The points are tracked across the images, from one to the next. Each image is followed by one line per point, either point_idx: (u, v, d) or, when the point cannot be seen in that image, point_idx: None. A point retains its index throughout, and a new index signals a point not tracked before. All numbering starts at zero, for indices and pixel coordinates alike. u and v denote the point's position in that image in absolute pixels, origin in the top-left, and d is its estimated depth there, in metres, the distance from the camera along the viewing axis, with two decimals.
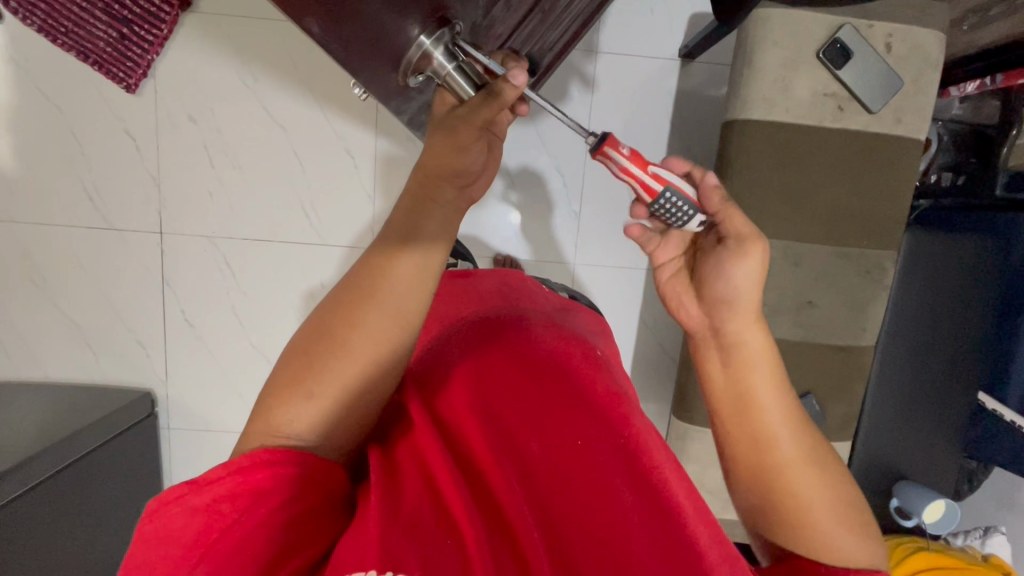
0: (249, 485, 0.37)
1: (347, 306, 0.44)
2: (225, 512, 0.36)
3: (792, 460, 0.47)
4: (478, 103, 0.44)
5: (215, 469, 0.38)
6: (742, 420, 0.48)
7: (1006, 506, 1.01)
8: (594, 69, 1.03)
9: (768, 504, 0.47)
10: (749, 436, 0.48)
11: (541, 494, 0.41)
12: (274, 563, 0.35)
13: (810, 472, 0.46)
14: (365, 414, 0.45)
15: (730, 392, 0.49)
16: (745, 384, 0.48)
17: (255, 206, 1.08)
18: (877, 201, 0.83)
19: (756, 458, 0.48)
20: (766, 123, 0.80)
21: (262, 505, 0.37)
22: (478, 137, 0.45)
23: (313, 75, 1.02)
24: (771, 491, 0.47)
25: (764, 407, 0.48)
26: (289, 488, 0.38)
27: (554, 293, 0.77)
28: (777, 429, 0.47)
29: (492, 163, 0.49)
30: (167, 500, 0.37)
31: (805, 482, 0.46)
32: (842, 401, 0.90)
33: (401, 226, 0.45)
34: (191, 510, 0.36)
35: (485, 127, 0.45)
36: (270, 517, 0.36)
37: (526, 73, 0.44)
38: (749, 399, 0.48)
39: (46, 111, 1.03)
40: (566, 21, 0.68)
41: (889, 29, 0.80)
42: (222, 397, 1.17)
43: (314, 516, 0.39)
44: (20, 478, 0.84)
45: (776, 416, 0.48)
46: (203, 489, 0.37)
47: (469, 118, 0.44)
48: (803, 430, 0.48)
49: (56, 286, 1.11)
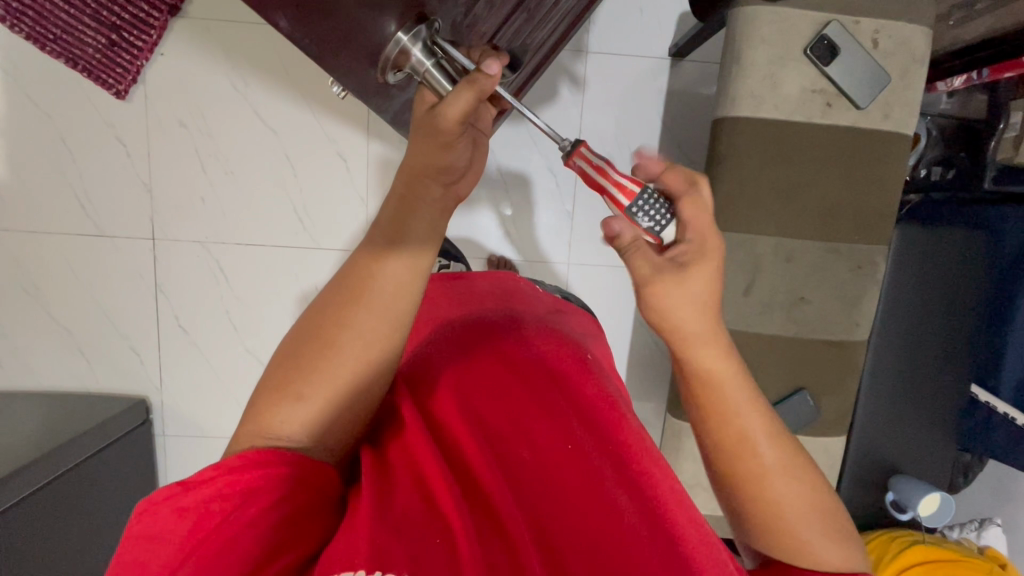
0: (238, 484, 0.37)
1: (337, 308, 0.44)
2: (215, 510, 0.36)
3: (771, 471, 0.46)
4: (461, 96, 0.43)
5: (206, 470, 0.38)
6: (722, 430, 0.47)
7: (1002, 499, 1.01)
8: (583, 69, 1.04)
9: (750, 511, 0.47)
10: (729, 447, 0.47)
11: (530, 495, 0.42)
12: (261, 563, 0.35)
13: (790, 480, 0.46)
14: (355, 415, 0.45)
15: (707, 405, 0.48)
16: (720, 398, 0.47)
17: (247, 211, 1.08)
18: (866, 196, 0.83)
19: (736, 469, 0.47)
20: (754, 120, 0.81)
21: (251, 505, 0.37)
22: (461, 132, 0.45)
23: (304, 78, 1.02)
24: (752, 501, 0.47)
25: (746, 418, 0.47)
26: (278, 489, 0.38)
27: (545, 294, 0.77)
28: (759, 445, 0.47)
29: (477, 161, 0.49)
30: (157, 500, 0.37)
31: (784, 491, 0.46)
32: (836, 396, 0.90)
33: (389, 226, 0.45)
34: (181, 509, 0.36)
35: (467, 122, 0.44)
36: (257, 518, 0.37)
37: (500, 63, 0.45)
38: (727, 419, 0.47)
39: (35, 119, 1.03)
40: (552, 20, 0.68)
41: (875, 25, 0.80)
42: (217, 402, 1.16)
43: (304, 517, 0.39)
44: (16, 487, 0.84)
45: (751, 426, 0.47)
46: (193, 489, 0.37)
47: (449, 114, 0.43)
48: (779, 441, 0.47)
49: (48, 294, 1.11)
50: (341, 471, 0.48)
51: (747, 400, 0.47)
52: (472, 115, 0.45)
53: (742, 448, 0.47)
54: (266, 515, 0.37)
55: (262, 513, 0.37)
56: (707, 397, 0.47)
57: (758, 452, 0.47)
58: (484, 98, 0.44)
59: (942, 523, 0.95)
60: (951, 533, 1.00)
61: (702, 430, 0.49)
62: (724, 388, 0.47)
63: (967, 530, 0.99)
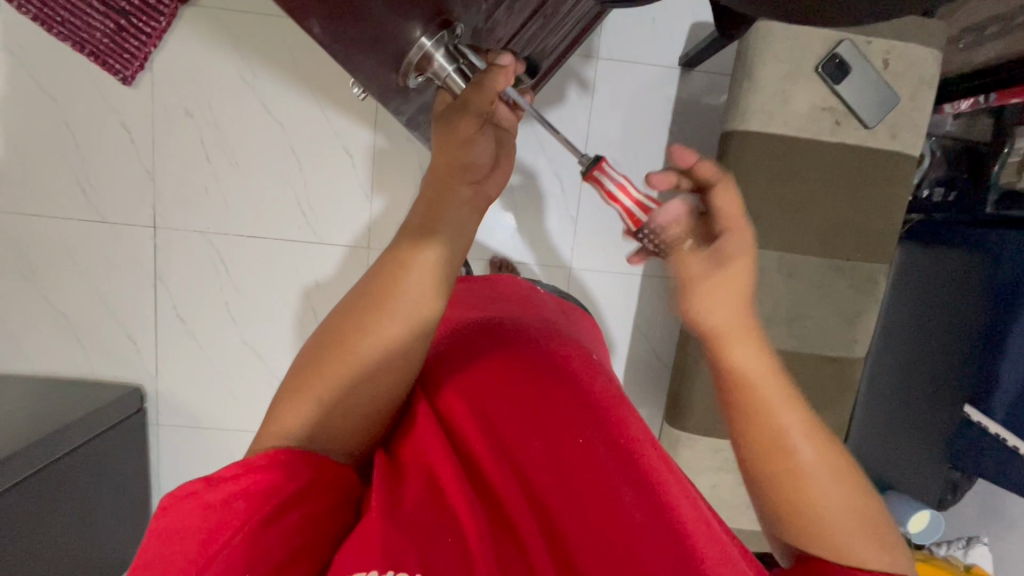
0: (260, 484, 0.38)
1: (361, 312, 0.44)
2: (240, 508, 0.37)
3: (820, 482, 0.45)
4: (473, 89, 0.44)
5: (231, 467, 0.39)
6: (778, 456, 0.46)
7: (990, 516, 1.03)
8: (593, 74, 1.04)
9: (792, 513, 0.46)
10: (764, 436, 0.47)
11: (541, 496, 0.42)
12: (285, 556, 0.35)
13: (831, 474, 0.46)
14: (378, 409, 0.46)
15: (742, 398, 0.48)
16: (756, 396, 0.47)
17: (250, 203, 1.07)
18: (871, 215, 0.84)
19: (774, 464, 0.47)
20: (763, 135, 0.81)
21: (275, 501, 0.37)
22: (480, 127, 0.45)
23: (313, 74, 1.02)
24: (794, 495, 0.46)
25: (781, 412, 0.47)
26: (299, 488, 0.39)
27: (549, 295, 0.78)
28: (799, 451, 0.46)
29: (503, 157, 0.49)
30: (183, 496, 0.38)
31: (827, 485, 0.45)
32: (832, 410, 0.91)
33: (417, 226, 0.46)
34: (205, 506, 0.37)
35: (484, 116, 0.45)
36: (276, 516, 0.37)
37: (513, 55, 0.46)
38: (765, 421, 0.47)
39: (37, 100, 1.02)
40: (567, 26, 0.67)
41: (887, 46, 0.81)
42: (214, 394, 1.16)
43: (324, 515, 0.39)
44: (13, 469, 0.84)
45: (804, 444, 0.46)
46: (220, 486, 0.38)
47: (464, 110, 0.44)
48: (833, 456, 0.47)
49: (45, 278, 1.10)
50: (359, 470, 0.48)
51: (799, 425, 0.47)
52: (489, 112, 0.46)
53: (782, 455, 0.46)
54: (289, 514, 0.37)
55: (283, 510, 0.37)
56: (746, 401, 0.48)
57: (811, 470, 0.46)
58: (497, 92, 0.45)
59: (930, 540, 0.95)
60: (938, 550, 1.00)
61: (749, 450, 0.48)
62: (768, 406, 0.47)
63: (955, 548, 0.99)
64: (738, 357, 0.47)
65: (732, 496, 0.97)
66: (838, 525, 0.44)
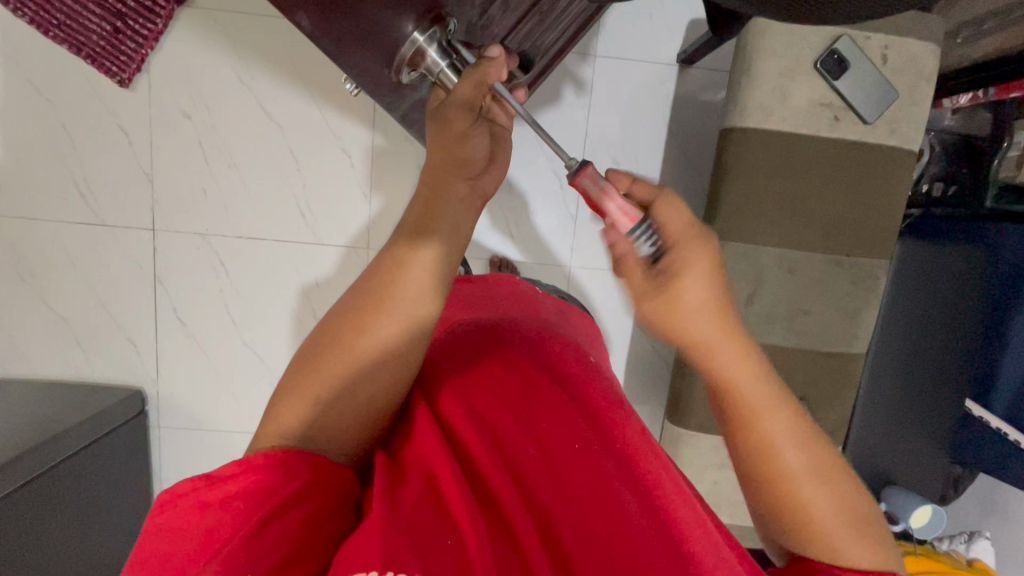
0: (259, 483, 0.38)
1: (359, 313, 0.44)
2: (238, 507, 0.37)
3: (811, 489, 0.45)
4: (465, 84, 0.44)
5: (230, 466, 0.39)
6: (771, 465, 0.45)
7: (991, 511, 1.03)
8: (590, 72, 1.04)
9: (783, 515, 0.46)
10: (756, 445, 0.45)
11: (538, 497, 0.42)
12: (282, 557, 0.35)
13: (822, 478, 0.45)
14: (375, 410, 0.45)
15: (739, 408, 0.45)
16: (750, 405, 0.45)
17: (249, 205, 1.07)
18: (869, 210, 0.84)
19: (767, 472, 0.45)
20: (760, 131, 0.81)
21: (273, 501, 0.37)
22: (474, 123, 0.46)
23: (311, 74, 1.02)
24: (783, 500, 0.45)
25: (771, 422, 0.45)
26: (297, 488, 0.39)
27: (546, 294, 0.78)
28: (789, 460, 0.45)
29: (499, 152, 0.50)
30: (180, 493, 0.38)
31: (817, 492, 0.45)
32: (834, 406, 0.91)
33: (414, 225, 0.46)
34: (203, 505, 0.37)
35: (478, 111, 0.46)
36: (274, 516, 0.37)
37: (503, 48, 0.48)
38: (758, 431, 0.45)
39: (34, 103, 1.02)
40: (563, 23, 0.67)
41: (886, 40, 0.81)
42: (214, 396, 1.16)
43: (323, 515, 0.39)
44: (18, 471, 0.84)
45: (794, 453, 0.45)
46: (217, 485, 0.38)
47: (459, 105, 0.44)
48: (824, 460, 0.46)
49: (43, 281, 1.09)
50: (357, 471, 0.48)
51: (789, 428, 0.45)
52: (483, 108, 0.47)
53: (772, 466, 0.45)
54: (286, 514, 0.37)
55: (282, 510, 0.37)
56: (734, 420, 0.46)
57: (801, 479, 0.45)
58: (489, 86, 0.45)
59: (932, 535, 0.95)
60: (940, 544, 1.00)
61: (741, 457, 0.47)
62: (765, 421, 0.45)
63: (956, 542, 0.99)
64: (729, 368, 0.45)
65: (734, 492, 0.97)
66: (830, 529, 0.44)
